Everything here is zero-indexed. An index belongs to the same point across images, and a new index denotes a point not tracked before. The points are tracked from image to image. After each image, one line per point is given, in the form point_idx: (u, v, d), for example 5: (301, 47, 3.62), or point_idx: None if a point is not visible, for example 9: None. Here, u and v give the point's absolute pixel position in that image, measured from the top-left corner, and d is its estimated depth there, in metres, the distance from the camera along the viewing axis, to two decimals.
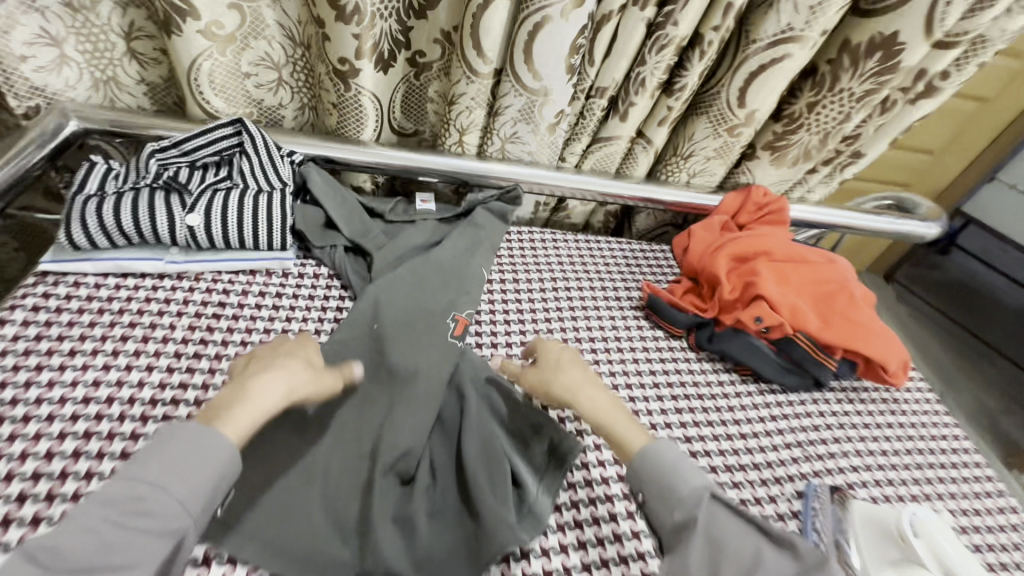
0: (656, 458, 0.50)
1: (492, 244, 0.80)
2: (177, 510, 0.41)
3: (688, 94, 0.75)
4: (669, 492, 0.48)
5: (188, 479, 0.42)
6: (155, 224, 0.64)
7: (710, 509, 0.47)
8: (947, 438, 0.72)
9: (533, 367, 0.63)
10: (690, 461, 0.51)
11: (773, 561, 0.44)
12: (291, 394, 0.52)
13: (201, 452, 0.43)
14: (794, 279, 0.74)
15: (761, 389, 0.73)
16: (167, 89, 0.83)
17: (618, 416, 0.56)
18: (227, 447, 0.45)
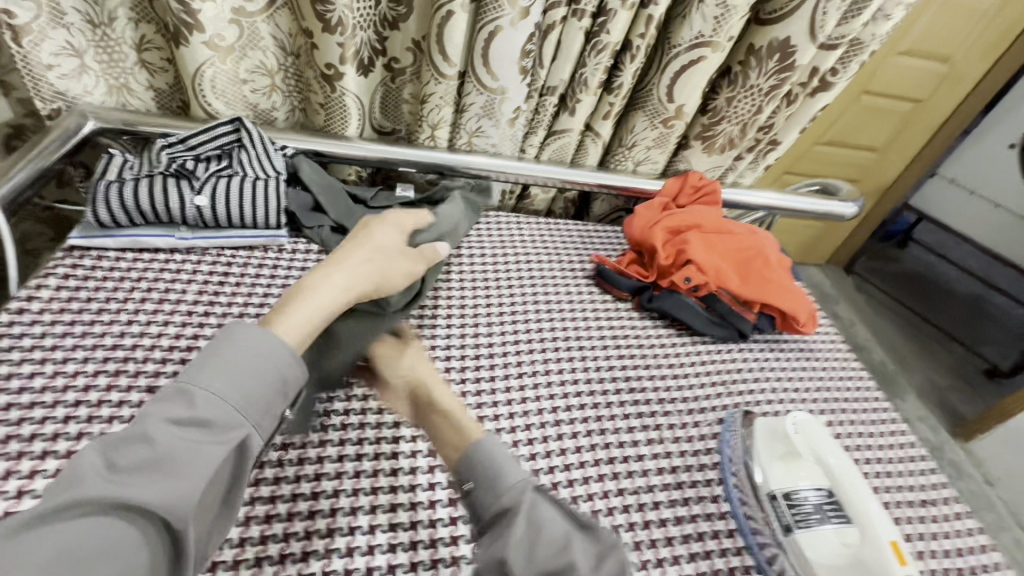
0: (480, 456, 0.53)
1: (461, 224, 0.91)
2: (235, 412, 0.47)
3: (625, 92, 0.88)
4: (496, 482, 0.51)
5: (242, 388, 0.48)
6: (168, 206, 0.75)
7: (532, 498, 0.50)
8: (851, 378, 0.85)
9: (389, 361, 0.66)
10: (515, 458, 0.53)
11: (580, 546, 0.48)
12: (349, 288, 0.64)
13: (257, 364, 0.50)
14: (720, 246, 0.87)
15: (694, 339, 0.85)
16: (173, 94, 0.94)
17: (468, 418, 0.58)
18: (283, 348, 0.52)
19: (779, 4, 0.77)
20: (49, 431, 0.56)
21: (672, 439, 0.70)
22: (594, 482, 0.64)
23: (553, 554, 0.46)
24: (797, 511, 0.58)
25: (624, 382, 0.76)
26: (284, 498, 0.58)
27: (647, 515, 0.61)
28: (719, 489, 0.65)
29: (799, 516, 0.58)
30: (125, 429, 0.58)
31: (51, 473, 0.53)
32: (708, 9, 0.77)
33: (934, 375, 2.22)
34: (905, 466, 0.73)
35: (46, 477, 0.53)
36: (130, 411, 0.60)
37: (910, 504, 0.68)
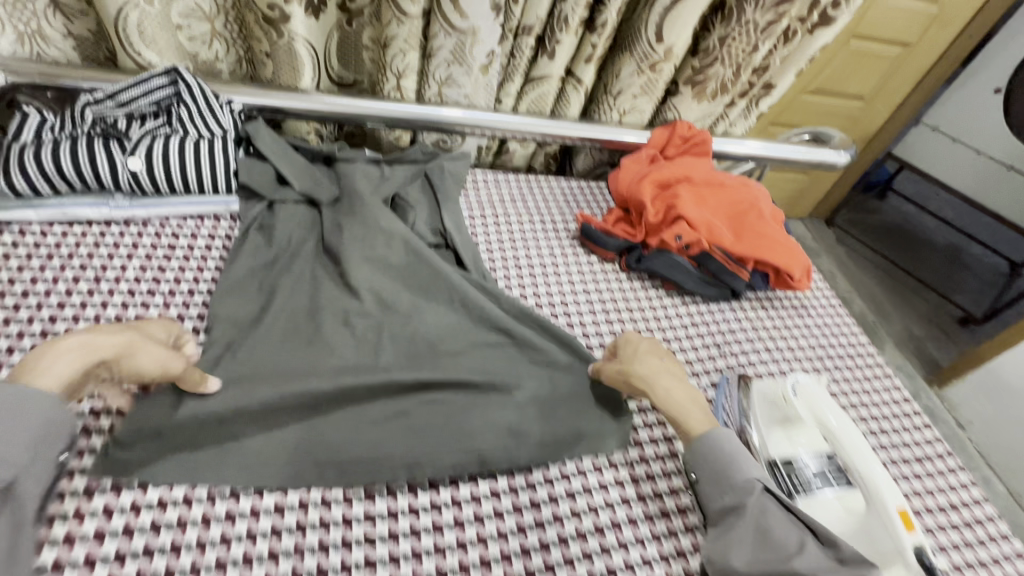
0: (713, 454, 0.55)
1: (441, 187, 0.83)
2: (2, 465, 0.40)
3: (610, 31, 0.80)
4: (724, 478, 0.54)
5: (13, 440, 0.41)
6: (96, 170, 0.66)
7: (759, 499, 0.52)
8: (845, 334, 0.82)
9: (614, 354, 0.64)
10: (745, 454, 0.55)
11: (814, 552, 0.48)
12: (95, 349, 0.47)
13: (26, 411, 0.42)
14: (711, 200, 0.81)
15: (684, 300, 0.81)
16: (96, 42, 0.82)
17: (688, 404, 0.59)
18: (45, 398, 0.44)
19: None
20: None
21: None
22: (586, 456, 0.60)
23: (779, 558, 0.48)
24: (797, 479, 0.55)
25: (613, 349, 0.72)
26: (247, 494, 0.51)
27: (642, 489, 0.59)
28: None
29: (799, 483, 0.55)
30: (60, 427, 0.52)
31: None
32: None
33: (912, 326, 2.26)
34: (898, 421, 0.71)
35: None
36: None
37: (907, 462, 0.67)
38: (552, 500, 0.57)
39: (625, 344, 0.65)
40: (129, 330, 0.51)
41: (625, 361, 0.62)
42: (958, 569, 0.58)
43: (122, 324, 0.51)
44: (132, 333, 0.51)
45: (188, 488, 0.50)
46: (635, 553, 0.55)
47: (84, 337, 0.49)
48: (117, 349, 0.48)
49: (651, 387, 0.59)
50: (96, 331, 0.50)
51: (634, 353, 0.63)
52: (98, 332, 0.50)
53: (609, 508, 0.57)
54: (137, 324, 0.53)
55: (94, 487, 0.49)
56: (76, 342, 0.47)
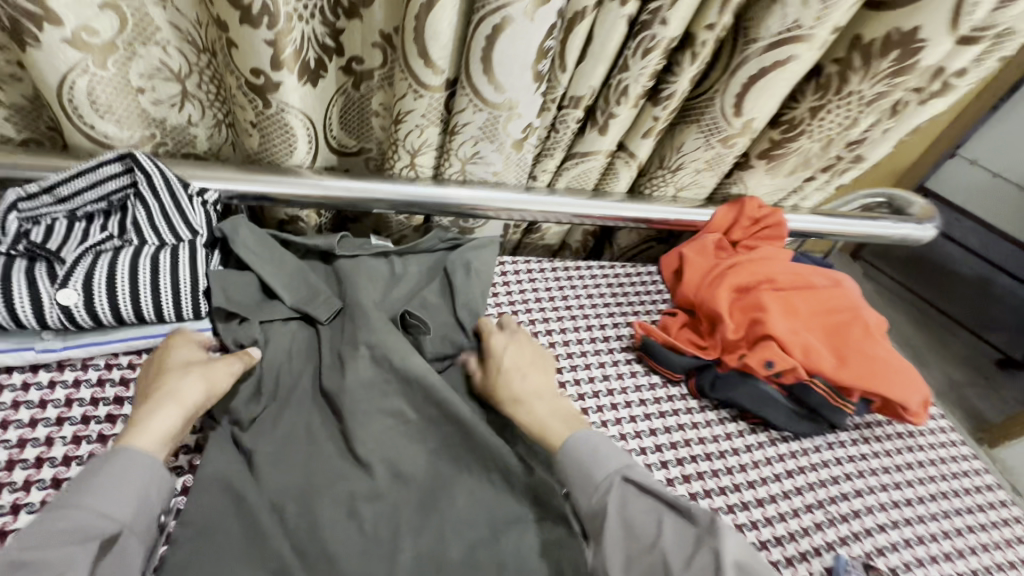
0: (576, 456, 0.50)
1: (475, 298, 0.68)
2: (99, 519, 0.40)
3: (677, 103, 0.65)
4: (587, 475, 0.49)
5: (107, 494, 0.42)
6: (14, 308, 0.50)
7: (623, 491, 0.47)
8: (968, 475, 0.68)
9: (483, 369, 0.61)
10: (612, 450, 0.51)
11: (671, 526, 0.44)
12: (183, 403, 0.49)
13: (126, 469, 0.43)
14: (803, 309, 0.66)
15: (771, 438, 0.65)
16: (33, 113, 0.66)
17: (550, 417, 0.55)
18: (143, 453, 0.45)
19: None
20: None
21: None
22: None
23: (647, 551, 0.44)
24: None
25: None
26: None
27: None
28: None
29: None
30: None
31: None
32: None
33: (948, 371, 2.12)
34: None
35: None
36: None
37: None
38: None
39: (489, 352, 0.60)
40: (201, 369, 0.51)
41: (495, 377, 0.58)
42: None
43: (189, 365, 0.51)
44: (202, 376, 0.51)
45: None
46: None
47: (162, 387, 0.49)
48: (196, 397, 0.50)
49: (511, 399, 0.57)
50: (169, 375, 0.51)
51: (500, 367, 0.59)
52: (173, 382, 0.50)
53: None
54: (194, 358, 0.53)
55: None
56: (169, 391, 0.49)
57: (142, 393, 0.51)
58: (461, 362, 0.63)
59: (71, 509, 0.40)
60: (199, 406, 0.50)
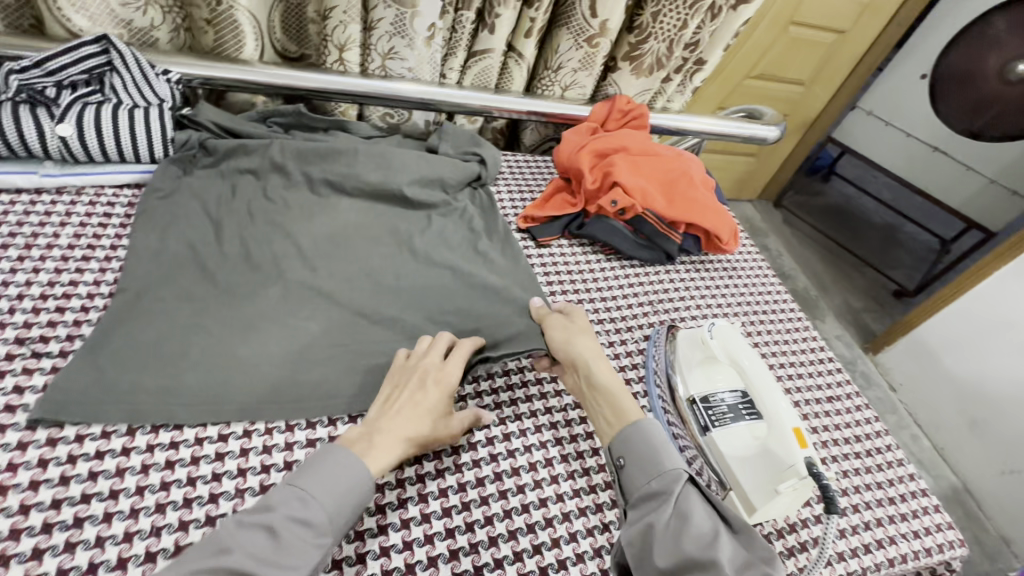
0: (644, 434, 0.55)
1: None
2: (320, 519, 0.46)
3: (547, 4, 0.83)
4: (653, 463, 0.53)
5: (334, 492, 0.47)
6: (24, 136, 0.64)
7: (684, 489, 0.51)
8: (769, 292, 0.88)
9: (563, 327, 0.66)
10: (674, 445, 0.55)
11: (729, 545, 0.47)
12: (404, 435, 0.53)
13: (346, 475, 0.48)
14: (646, 168, 0.86)
15: (622, 263, 0.85)
16: (21, 9, 0.80)
17: (620, 390, 0.60)
18: (365, 472, 0.49)
19: None
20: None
21: None
22: (521, 404, 0.66)
23: (697, 546, 0.46)
24: (713, 412, 0.60)
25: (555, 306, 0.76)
26: (186, 443, 0.53)
27: (573, 430, 0.65)
28: (643, 401, 0.67)
29: (715, 416, 0.59)
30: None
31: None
32: None
33: (851, 299, 2.40)
34: (812, 368, 0.78)
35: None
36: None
37: (817, 401, 0.73)
38: (487, 442, 0.61)
39: (575, 319, 0.67)
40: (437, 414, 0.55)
41: (574, 333, 0.65)
42: (857, 490, 0.65)
43: (429, 411, 0.55)
44: (433, 420, 0.55)
45: (126, 437, 0.52)
46: (565, 486, 0.60)
47: (398, 412, 0.54)
48: (415, 442, 0.53)
49: (594, 356, 0.62)
50: (409, 410, 0.54)
51: (583, 329, 0.66)
52: (416, 417, 0.54)
53: (542, 448, 0.63)
54: (444, 412, 0.56)
55: (29, 441, 0.49)
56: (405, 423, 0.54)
57: (388, 399, 0.56)
58: (534, 307, 0.71)
59: (297, 496, 0.46)
60: (410, 439, 0.53)
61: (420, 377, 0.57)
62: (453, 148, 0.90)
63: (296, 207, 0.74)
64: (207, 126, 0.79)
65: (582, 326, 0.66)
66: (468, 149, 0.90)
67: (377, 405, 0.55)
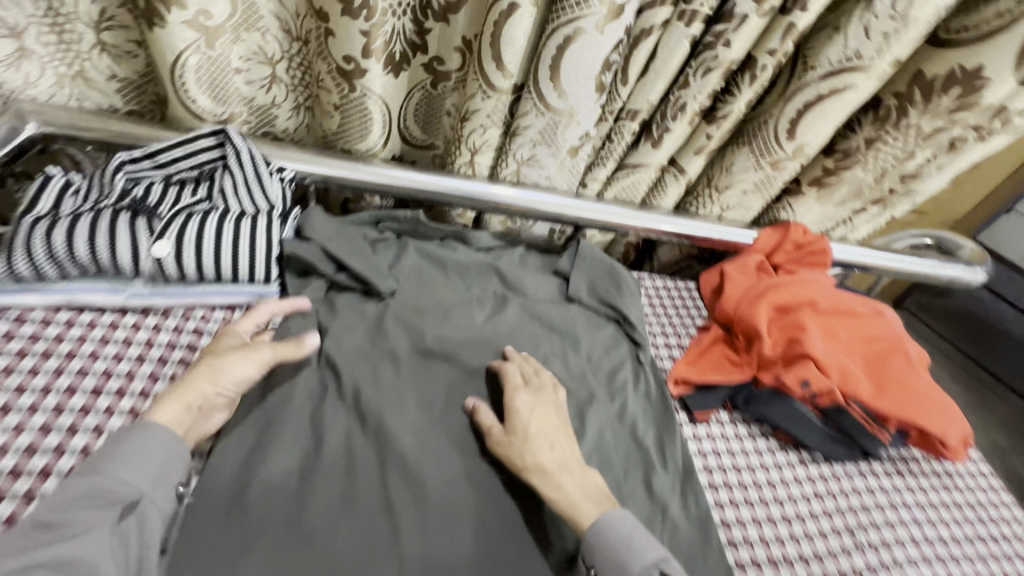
0: (610, 536, 0.48)
1: (520, 301, 0.72)
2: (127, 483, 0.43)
3: (732, 123, 0.67)
4: (622, 569, 0.46)
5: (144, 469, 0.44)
6: (117, 255, 0.55)
7: None
8: (1011, 525, 0.64)
9: (504, 431, 0.55)
10: (644, 535, 0.48)
11: None
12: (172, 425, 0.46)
13: (148, 458, 0.44)
14: (842, 334, 0.66)
15: (802, 459, 0.65)
16: (144, 86, 0.74)
17: (579, 493, 0.51)
18: (164, 454, 0.45)
19: (972, 20, 0.57)
20: None
21: None
22: None
23: None
24: None
25: (723, 528, 0.58)
26: None
27: None
28: None
29: None
30: None
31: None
32: (873, 20, 0.55)
33: (993, 434, 2.00)
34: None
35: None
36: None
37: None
38: None
39: (513, 414, 0.56)
40: (248, 356, 0.52)
41: (511, 442, 0.54)
42: None
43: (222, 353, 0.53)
44: (242, 361, 0.52)
45: None
46: None
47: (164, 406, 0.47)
48: (202, 410, 0.49)
49: (530, 467, 0.52)
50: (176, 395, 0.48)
51: (523, 429, 0.55)
52: (187, 405, 0.48)
53: None
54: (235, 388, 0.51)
55: None
56: (224, 369, 0.51)
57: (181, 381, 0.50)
58: (469, 409, 0.58)
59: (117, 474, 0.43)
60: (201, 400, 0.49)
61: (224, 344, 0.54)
62: (595, 298, 0.74)
63: (403, 355, 0.62)
64: (309, 263, 0.64)
65: (515, 427, 0.55)
66: (608, 293, 0.74)
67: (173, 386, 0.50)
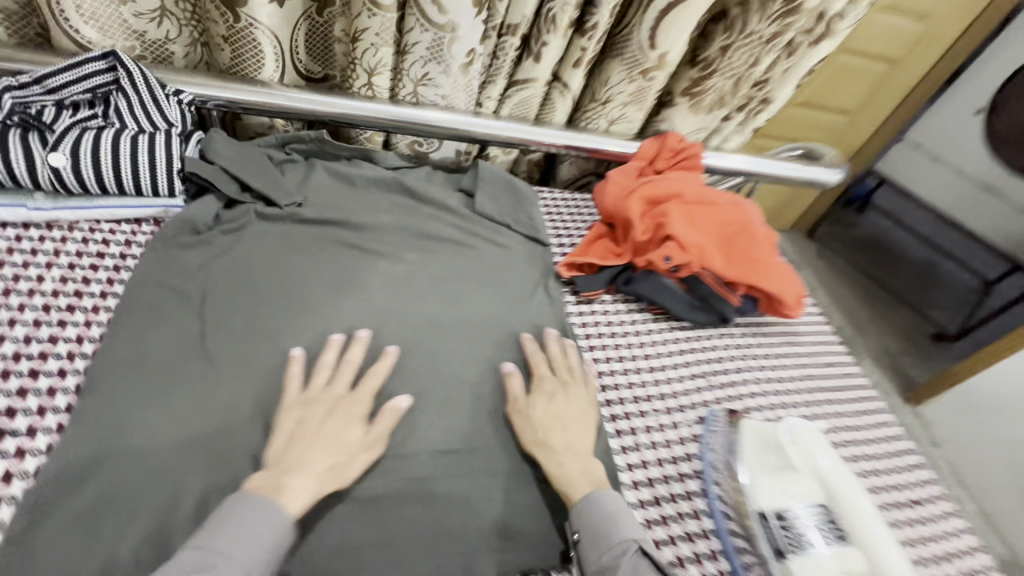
0: (603, 507, 0.52)
1: (423, 211, 0.78)
2: (245, 559, 0.43)
3: (601, 34, 0.74)
4: (602, 537, 0.50)
5: (255, 541, 0.44)
6: (10, 165, 0.58)
7: (631, 562, 0.49)
8: (835, 365, 0.79)
9: (527, 395, 0.61)
10: (631, 514, 0.52)
11: None
12: (314, 467, 0.50)
13: (262, 534, 0.44)
14: (702, 219, 0.77)
15: (670, 326, 0.76)
16: (27, 17, 0.73)
17: (575, 468, 0.56)
18: (279, 527, 0.45)
19: None
20: None
21: (649, 445, 0.62)
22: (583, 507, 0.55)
23: None
24: (789, 533, 0.51)
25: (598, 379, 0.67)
26: None
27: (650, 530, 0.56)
28: (701, 501, 0.59)
29: (790, 537, 0.51)
30: None
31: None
32: None
33: (888, 341, 2.23)
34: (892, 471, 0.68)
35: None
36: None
37: (911, 523, 0.63)
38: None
39: (538, 398, 0.61)
40: (352, 417, 0.54)
41: (517, 415, 0.60)
42: None
43: (373, 447, 0.54)
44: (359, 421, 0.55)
45: None
46: None
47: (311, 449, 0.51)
48: (344, 468, 0.51)
49: (535, 442, 0.58)
50: (321, 443, 0.52)
51: (546, 417, 0.59)
52: (329, 448, 0.51)
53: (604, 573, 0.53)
54: (359, 439, 0.53)
55: None
56: (343, 454, 0.52)
57: (292, 437, 0.52)
58: (398, 277, 0.69)
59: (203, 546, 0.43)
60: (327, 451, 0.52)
61: (302, 412, 0.53)
62: (496, 206, 0.81)
63: (312, 258, 0.68)
64: (213, 182, 0.68)
65: (535, 398, 0.61)
66: (507, 202, 0.82)
67: (281, 440, 0.51)
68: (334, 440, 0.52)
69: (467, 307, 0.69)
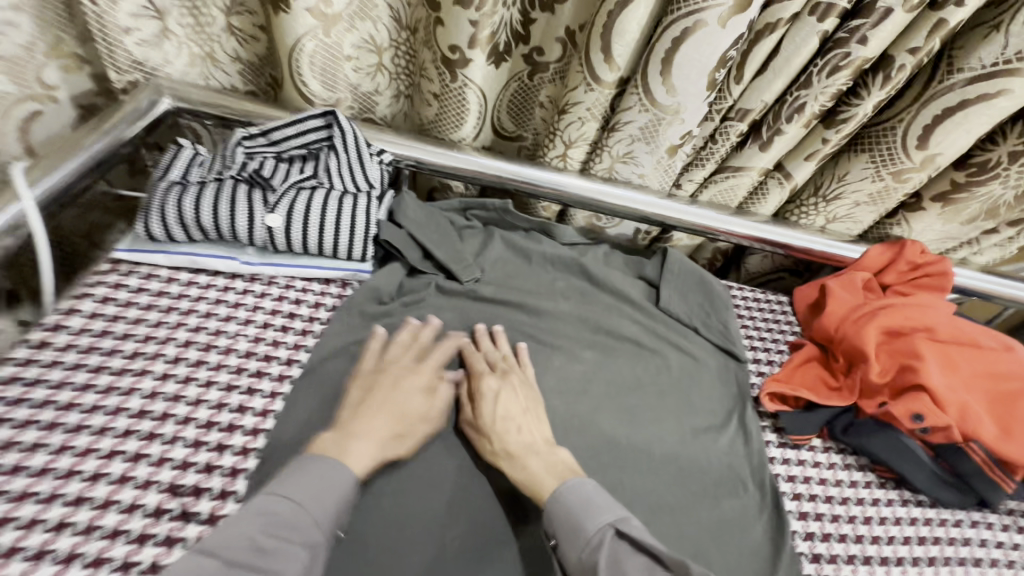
0: (567, 499, 0.46)
1: (604, 302, 0.70)
2: (311, 526, 0.42)
3: (854, 128, 0.62)
4: (577, 529, 0.44)
5: (321, 502, 0.43)
6: (234, 222, 0.60)
7: (613, 549, 0.43)
8: None
9: (473, 417, 0.54)
10: (600, 493, 0.47)
11: None
12: (374, 439, 0.49)
13: (327, 482, 0.44)
14: (963, 367, 0.60)
15: (904, 498, 0.59)
16: (262, 69, 0.78)
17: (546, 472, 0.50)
18: (348, 473, 0.46)
19: None
20: (51, 517, 0.42)
21: None
22: None
23: None
24: None
25: (815, 565, 0.53)
26: None
27: None
28: None
29: None
30: (160, 503, 0.45)
31: (62, 557, 0.40)
32: None
33: None
34: None
35: (90, 509, 0.43)
36: (156, 498, 0.45)
37: None
38: None
39: (482, 398, 0.55)
40: (413, 387, 0.54)
41: (478, 435, 0.53)
42: None
43: (498, 424, 0.53)
44: (424, 389, 0.55)
45: None
46: None
47: (374, 394, 0.53)
48: (401, 439, 0.51)
49: (500, 454, 0.51)
50: (383, 408, 0.52)
51: (493, 418, 0.53)
52: (391, 416, 0.51)
53: None
54: (426, 410, 0.53)
55: None
56: (397, 399, 0.53)
57: (361, 399, 0.53)
58: (574, 380, 0.61)
59: (275, 494, 0.43)
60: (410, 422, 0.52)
61: (371, 381, 0.54)
62: (683, 305, 0.70)
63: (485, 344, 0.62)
64: (398, 249, 0.66)
65: (483, 417, 0.53)
66: (697, 302, 0.71)
67: (353, 401, 0.52)
68: (396, 406, 0.52)
69: (651, 430, 0.59)
